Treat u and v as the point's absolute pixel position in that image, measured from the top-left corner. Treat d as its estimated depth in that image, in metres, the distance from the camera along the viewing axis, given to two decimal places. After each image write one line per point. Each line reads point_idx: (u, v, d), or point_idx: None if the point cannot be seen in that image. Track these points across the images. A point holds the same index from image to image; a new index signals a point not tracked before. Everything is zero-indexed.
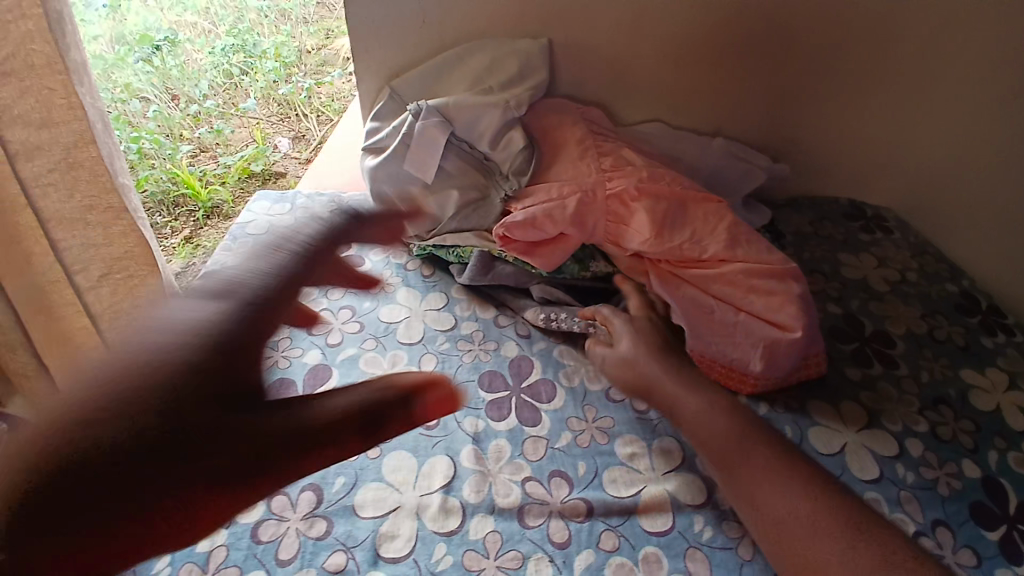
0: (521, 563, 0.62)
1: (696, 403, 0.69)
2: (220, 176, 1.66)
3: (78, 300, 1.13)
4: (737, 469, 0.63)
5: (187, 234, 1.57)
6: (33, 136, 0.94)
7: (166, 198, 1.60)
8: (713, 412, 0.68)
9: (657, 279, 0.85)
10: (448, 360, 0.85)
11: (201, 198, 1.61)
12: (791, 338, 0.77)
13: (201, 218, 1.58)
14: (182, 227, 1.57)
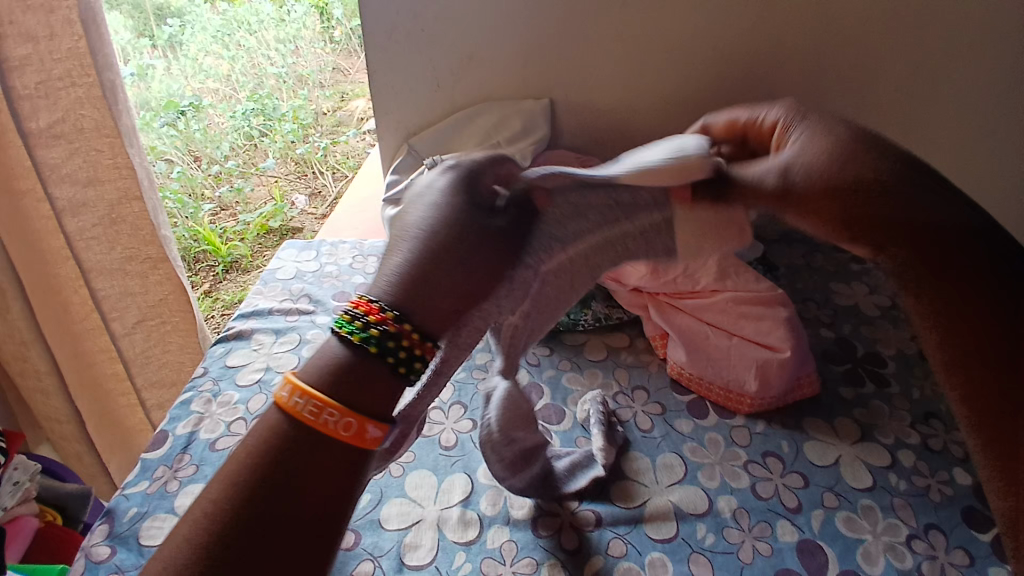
0: (535, 568, 0.67)
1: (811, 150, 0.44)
2: (240, 233, 1.82)
3: (110, 346, 1.22)
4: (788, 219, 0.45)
5: (208, 287, 1.76)
6: (79, 192, 1.04)
7: (189, 254, 1.76)
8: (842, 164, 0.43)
9: (655, 313, 0.91)
10: (464, 388, 0.90)
11: (221, 254, 1.77)
12: (781, 358, 0.84)
13: (220, 272, 1.78)
14: (203, 281, 1.76)
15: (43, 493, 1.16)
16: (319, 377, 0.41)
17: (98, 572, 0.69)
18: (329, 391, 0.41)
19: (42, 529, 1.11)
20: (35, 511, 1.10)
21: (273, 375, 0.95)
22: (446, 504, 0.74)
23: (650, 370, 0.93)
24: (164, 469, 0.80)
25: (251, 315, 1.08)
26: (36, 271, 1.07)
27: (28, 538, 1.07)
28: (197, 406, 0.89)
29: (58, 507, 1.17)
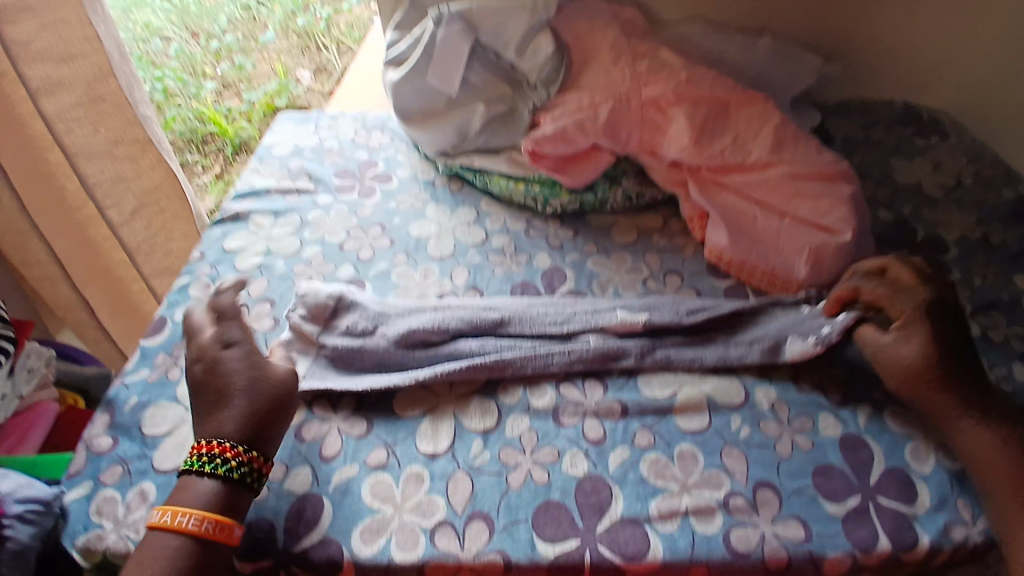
0: (557, 458, 0.62)
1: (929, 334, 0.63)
2: (246, 114, 1.59)
3: (112, 236, 1.09)
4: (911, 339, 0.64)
5: (219, 172, 1.54)
6: (52, 70, 0.92)
7: (196, 137, 1.55)
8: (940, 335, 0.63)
9: (695, 189, 0.84)
10: (479, 272, 0.84)
11: (229, 136, 1.55)
12: (840, 242, 0.75)
13: (229, 156, 1.55)
14: (213, 165, 1.54)
15: (61, 377, 1.09)
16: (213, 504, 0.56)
17: (101, 463, 0.66)
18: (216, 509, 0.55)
19: (64, 413, 1.05)
20: (57, 396, 1.05)
21: (273, 259, 0.88)
22: (457, 390, 0.68)
23: (686, 255, 0.85)
24: (164, 357, 0.76)
25: (248, 195, 0.99)
26: (22, 155, 0.93)
27: (48, 422, 1.01)
28: (196, 290, 0.84)
29: (80, 390, 1.12)
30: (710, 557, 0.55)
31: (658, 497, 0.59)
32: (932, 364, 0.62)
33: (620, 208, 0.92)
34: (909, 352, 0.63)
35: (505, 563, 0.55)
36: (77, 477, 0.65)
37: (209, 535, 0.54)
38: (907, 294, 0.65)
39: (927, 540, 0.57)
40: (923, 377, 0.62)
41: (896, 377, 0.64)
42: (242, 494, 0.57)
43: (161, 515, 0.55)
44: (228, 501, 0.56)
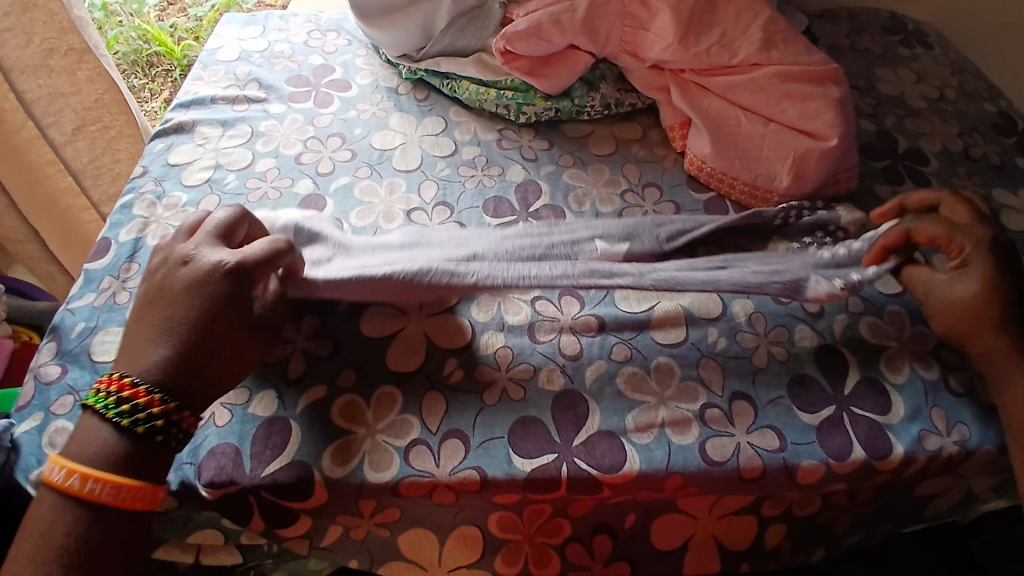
0: (534, 375, 0.60)
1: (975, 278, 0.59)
2: (194, 31, 1.35)
3: (57, 158, 0.97)
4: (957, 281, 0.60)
5: (169, 98, 1.31)
6: None
7: (141, 60, 1.31)
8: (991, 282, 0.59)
9: (677, 92, 0.79)
10: (450, 186, 0.78)
11: (177, 57, 1.31)
12: (826, 147, 0.71)
13: (178, 79, 1.32)
14: (162, 90, 1.31)
15: (14, 313, 1.01)
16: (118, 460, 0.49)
17: (50, 393, 0.62)
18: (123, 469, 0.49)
19: (18, 349, 0.96)
20: (9, 332, 0.96)
21: (224, 174, 0.81)
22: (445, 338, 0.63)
23: (666, 165, 0.81)
24: (110, 280, 0.70)
25: (192, 104, 0.89)
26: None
27: (6, 357, 0.93)
28: (141, 209, 0.77)
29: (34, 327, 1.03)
30: (686, 467, 0.55)
31: (634, 411, 0.58)
32: (995, 307, 0.58)
33: (597, 116, 0.86)
34: (973, 293, 0.58)
35: (481, 478, 0.54)
36: (26, 408, 0.61)
37: (127, 503, 0.49)
38: (966, 233, 0.60)
39: (901, 450, 0.58)
40: (982, 318, 0.58)
41: (945, 314, 0.60)
42: (158, 449, 0.50)
43: (68, 476, 0.48)
44: (141, 456, 0.50)
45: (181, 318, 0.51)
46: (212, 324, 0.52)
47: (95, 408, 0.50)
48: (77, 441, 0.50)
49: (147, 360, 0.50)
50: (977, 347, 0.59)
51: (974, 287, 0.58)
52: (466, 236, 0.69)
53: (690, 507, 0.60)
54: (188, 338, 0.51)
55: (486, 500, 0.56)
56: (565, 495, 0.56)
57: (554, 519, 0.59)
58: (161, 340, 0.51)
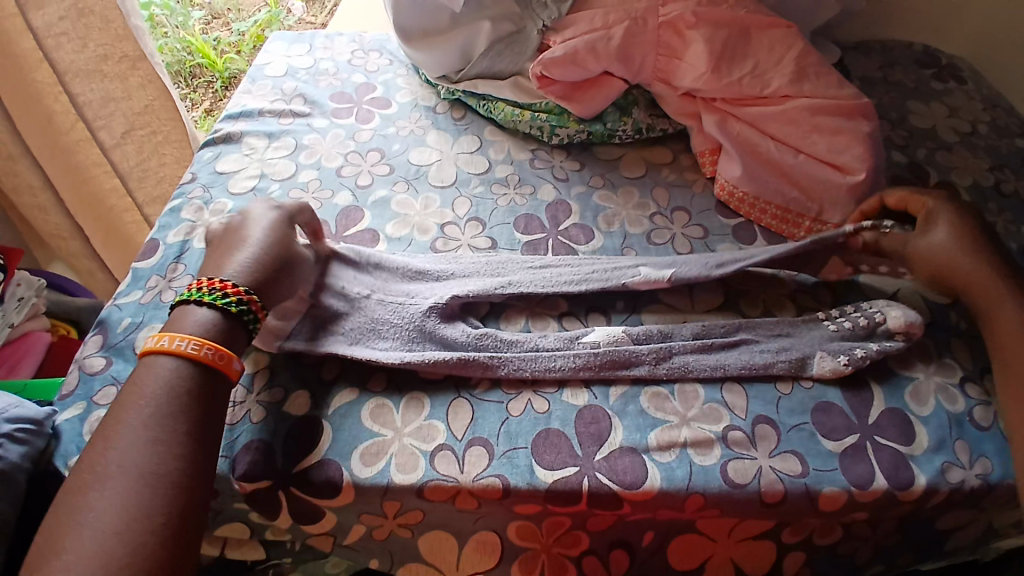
0: (558, 388, 0.61)
1: (946, 229, 0.66)
2: (236, 45, 1.41)
3: (104, 161, 1.02)
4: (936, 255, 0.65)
5: (208, 109, 1.38)
6: None
7: (183, 70, 1.37)
8: (962, 242, 0.64)
9: (709, 119, 0.81)
10: (482, 203, 0.81)
11: (219, 69, 1.38)
12: (854, 181, 0.73)
13: (219, 91, 1.39)
14: (202, 100, 1.37)
15: (53, 307, 1.05)
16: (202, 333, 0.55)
17: (94, 383, 0.66)
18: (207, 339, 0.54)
19: (56, 344, 1.01)
20: (47, 326, 1.01)
21: (268, 183, 0.85)
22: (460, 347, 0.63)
23: (695, 190, 0.83)
24: (157, 279, 0.74)
25: (240, 116, 0.94)
26: (11, 76, 0.88)
27: (41, 353, 0.97)
28: (188, 214, 0.81)
29: (73, 321, 1.07)
30: (706, 487, 0.56)
31: (656, 429, 0.59)
32: (971, 253, 0.64)
33: (628, 141, 0.88)
34: (963, 244, 0.65)
35: (504, 486, 0.55)
36: (70, 397, 0.65)
37: (209, 363, 0.53)
38: (930, 193, 0.69)
39: (924, 481, 0.58)
40: (969, 267, 0.64)
41: (921, 259, 0.67)
42: (239, 334, 0.57)
43: (160, 340, 0.53)
44: (226, 334, 0.55)
45: (251, 247, 0.60)
46: (287, 250, 0.62)
47: (189, 304, 0.56)
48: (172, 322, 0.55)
49: (230, 270, 0.58)
50: (980, 295, 0.63)
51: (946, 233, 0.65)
52: (501, 263, 0.71)
53: (709, 529, 0.60)
54: (266, 256, 0.60)
55: (507, 509, 0.57)
56: (584, 508, 0.57)
57: (572, 531, 0.60)
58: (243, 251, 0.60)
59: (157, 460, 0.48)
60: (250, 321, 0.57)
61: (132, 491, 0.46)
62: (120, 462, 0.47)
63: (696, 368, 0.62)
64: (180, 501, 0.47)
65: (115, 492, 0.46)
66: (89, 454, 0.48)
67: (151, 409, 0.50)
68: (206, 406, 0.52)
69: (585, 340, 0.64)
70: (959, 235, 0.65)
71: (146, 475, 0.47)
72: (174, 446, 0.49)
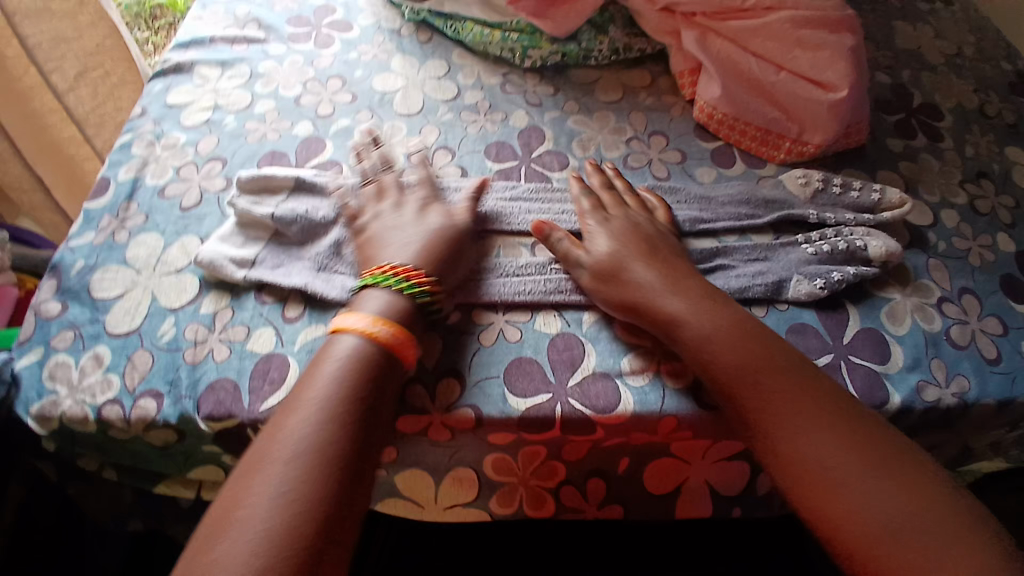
0: (530, 317, 0.60)
1: (608, 240, 0.60)
2: None
3: (59, 106, 0.95)
4: (622, 280, 0.58)
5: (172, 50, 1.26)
6: None
7: (143, 11, 1.27)
8: (626, 246, 0.60)
9: (688, 35, 0.76)
10: (452, 131, 0.77)
11: (180, 9, 1.29)
12: (835, 98, 0.70)
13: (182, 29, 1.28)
14: (165, 41, 1.26)
15: (18, 262, 1.01)
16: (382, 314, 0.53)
17: (51, 328, 0.63)
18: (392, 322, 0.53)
19: (23, 298, 0.97)
20: (14, 281, 0.96)
21: (223, 115, 0.79)
22: None
23: (674, 113, 0.79)
24: (110, 219, 0.70)
25: (190, 44, 0.87)
26: None
27: (12, 305, 0.93)
28: (139, 149, 0.76)
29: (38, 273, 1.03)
30: (679, 410, 0.56)
31: (629, 354, 0.58)
32: (678, 297, 0.56)
33: (604, 62, 0.83)
34: (813, 369, 0.53)
35: (476, 416, 0.55)
36: (27, 342, 0.62)
37: (391, 347, 0.51)
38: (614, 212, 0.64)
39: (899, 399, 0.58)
40: (761, 342, 0.53)
41: (586, 276, 0.60)
42: (417, 320, 0.55)
43: (368, 325, 0.51)
44: (410, 321, 0.54)
45: (423, 239, 0.59)
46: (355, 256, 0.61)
47: (370, 288, 0.55)
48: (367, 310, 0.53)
49: (401, 257, 0.57)
50: (661, 320, 0.55)
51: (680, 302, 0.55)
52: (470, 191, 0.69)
53: (684, 452, 0.60)
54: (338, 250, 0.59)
55: (481, 439, 0.57)
56: (559, 436, 0.56)
57: (548, 460, 0.60)
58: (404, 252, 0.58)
59: (312, 445, 0.45)
60: (429, 305, 0.55)
61: (302, 471, 0.44)
62: (294, 442, 0.45)
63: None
64: (332, 485, 0.44)
65: (279, 473, 0.44)
66: (265, 438, 0.46)
67: (332, 389, 0.48)
68: (381, 388, 0.49)
69: (558, 265, 0.62)
70: (616, 240, 0.60)
71: (314, 455, 0.44)
72: (355, 428, 0.47)
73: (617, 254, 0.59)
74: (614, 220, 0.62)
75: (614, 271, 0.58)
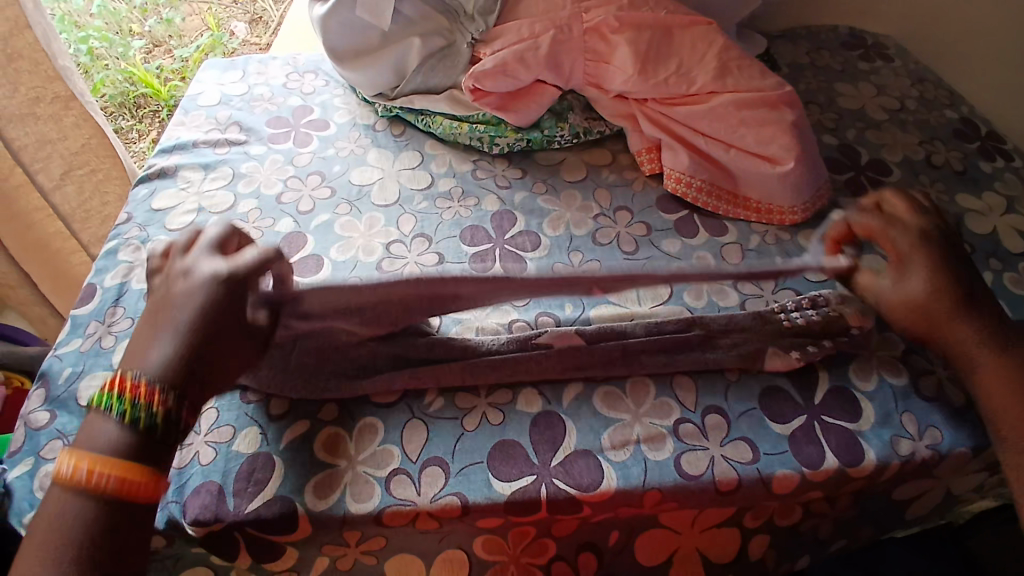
0: (512, 398, 0.62)
1: (921, 265, 0.59)
2: (180, 72, 1.35)
3: (46, 204, 0.97)
4: (940, 313, 0.58)
5: (156, 138, 1.32)
6: None
7: (127, 101, 1.31)
8: (944, 270, 0.58)
9: (645, 121, 0.83)
10: (427, 218, 0.81)
11: (164, 98, 1.32)
12: (782, 170, 0.76)
13: (166, 119, 1.33)
14: (149, 130, 1.31)
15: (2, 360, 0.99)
16: (119, 455, 0.46)
17: (39, 439, 0.63)
18: (126, 466, 0.45)
19: (10, 396, 0.95)
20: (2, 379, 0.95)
21: (207, 216, 0.83)
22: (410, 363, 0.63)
23: (636, 188, 0.84)
24: (96, 325, 0.72)
25: (174, 149, 0.92)
26: None
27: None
28: (126, 255, 0.79)
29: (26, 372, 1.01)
30: (663, 483, 0.57)
31: (610, 429, 0.60)
32: (969, 314, 0.58)
33: (567, 145, 0.89)
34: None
35: (462, 504, 0.55)
36: (16, 455, 0.62)
37: (130, 497, 0.45)
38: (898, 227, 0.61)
39: (873, 455, 0.60)
40: (1003, 370, 0.56)
41: (895, 306, 0.61)
42: (162, 449, 0.48)
43: (72, 467, 0.45)
44: (144, 455, 0.47)
45: (183, 311, 0.50)
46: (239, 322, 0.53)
47: (98, 406, 0.47)
48: (84, 434, 0.47)
49: (154, 350, 0.49)
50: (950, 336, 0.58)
51: (923, 281, 0.59)
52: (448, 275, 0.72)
53: (673, 523, 0.61)
54: (193, 326, 0.50)
55: (470, 526, 0.57)
56: (546, 516, 0.57)
57: (539, 541, 0.60)
58: (165, 340, 0.49)
59: None
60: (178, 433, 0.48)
61: None
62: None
63: (643, 360, 0.63)
64: None
65: None
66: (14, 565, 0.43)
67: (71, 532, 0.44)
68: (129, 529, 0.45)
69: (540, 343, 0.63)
70: (937, 259, 0.59)
71: None
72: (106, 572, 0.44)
73: (926, 288, 0.58)
74: (928, 244, 0.59)
75: (921, 315, 0.59)
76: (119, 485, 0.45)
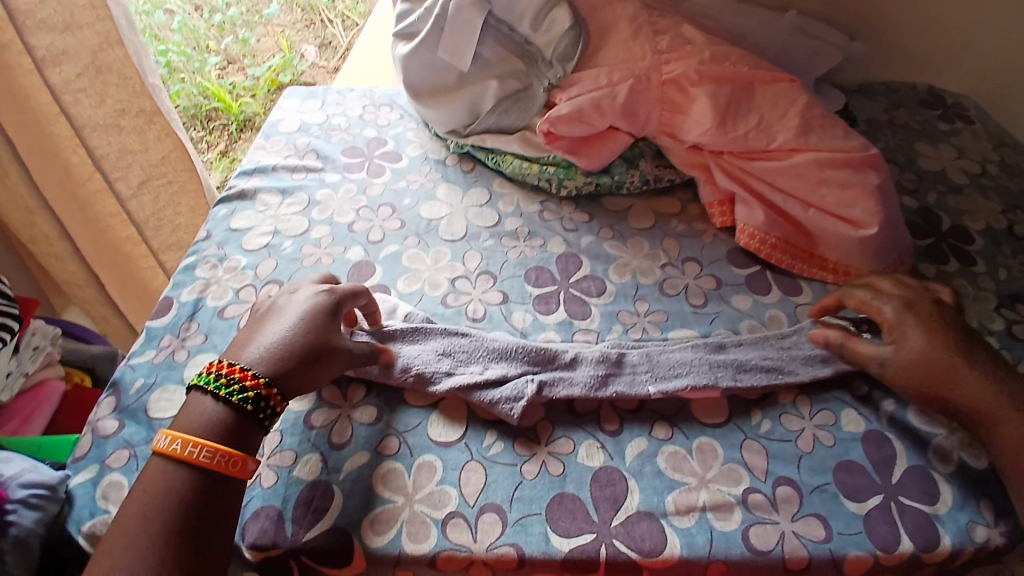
0: (573, 449, 0.60)
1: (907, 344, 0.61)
2: (250, 89, 1.42)
3: (120, 211, 1.02)
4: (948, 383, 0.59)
5: (223, 149, 1.40)
6: (58, 39, 0.83)
7: (199, 113, 1.38)
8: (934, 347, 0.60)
9: (719, 173, 0.82)
10: (493, 255, 0.81)
11: (234, 113, 1.39)
12: (863, 233, 0.74)
13: (234, 133, 1.40)
14: (217, 141, 1.39)
15: (69, 357, 1.02)
16: (210, 429, 0.53)
17: (105, 447, 0.65)
18: (221, 440, 0.53)
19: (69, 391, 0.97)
20: (61, 375, 0.98)
21: (282, 240, 0.86)
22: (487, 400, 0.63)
23: (705, 240, 0.83)
24: (170, 338, 0.75)
25: (254, 172, 0.96)
26: (25, 132, 0.87)
27: (55, 404, 0.94)
28: (203, 271, 0.82)
29: (87, 370, 1.04)
30: (729, 554, 0.54)
31: (675, 491, 0.58)
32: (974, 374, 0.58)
33: (636, 191, 0.89)
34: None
35: (519, 556, 0.54)
36: (81, 461, 0.64)
37: (220, 468, 0.52)
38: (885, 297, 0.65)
39: (950, 542, 0.56)
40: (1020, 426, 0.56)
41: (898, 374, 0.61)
42: (251, 428, 0.55)
43: (170, 443, 0.52)
44: (237, 432, 0.54)
45: (284, 322, 0.59)
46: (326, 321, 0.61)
47: (199, 391, 0.55)
48: (185, 416, 0.54)
49: (246, 355, 0.57)
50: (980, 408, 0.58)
51: (895, 301, 0.64)
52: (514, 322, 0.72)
53: None
54: (292, 338, 0.58)
55: None
56: None
57: None
58: (263, 337, 0.58)
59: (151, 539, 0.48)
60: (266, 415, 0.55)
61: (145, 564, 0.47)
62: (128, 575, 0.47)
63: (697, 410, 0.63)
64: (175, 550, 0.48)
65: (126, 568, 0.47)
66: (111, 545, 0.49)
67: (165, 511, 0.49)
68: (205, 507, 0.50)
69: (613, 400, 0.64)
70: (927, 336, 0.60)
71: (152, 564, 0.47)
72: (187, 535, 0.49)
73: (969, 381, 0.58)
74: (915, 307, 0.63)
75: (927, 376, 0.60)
76: (209, 457, 0.51)
